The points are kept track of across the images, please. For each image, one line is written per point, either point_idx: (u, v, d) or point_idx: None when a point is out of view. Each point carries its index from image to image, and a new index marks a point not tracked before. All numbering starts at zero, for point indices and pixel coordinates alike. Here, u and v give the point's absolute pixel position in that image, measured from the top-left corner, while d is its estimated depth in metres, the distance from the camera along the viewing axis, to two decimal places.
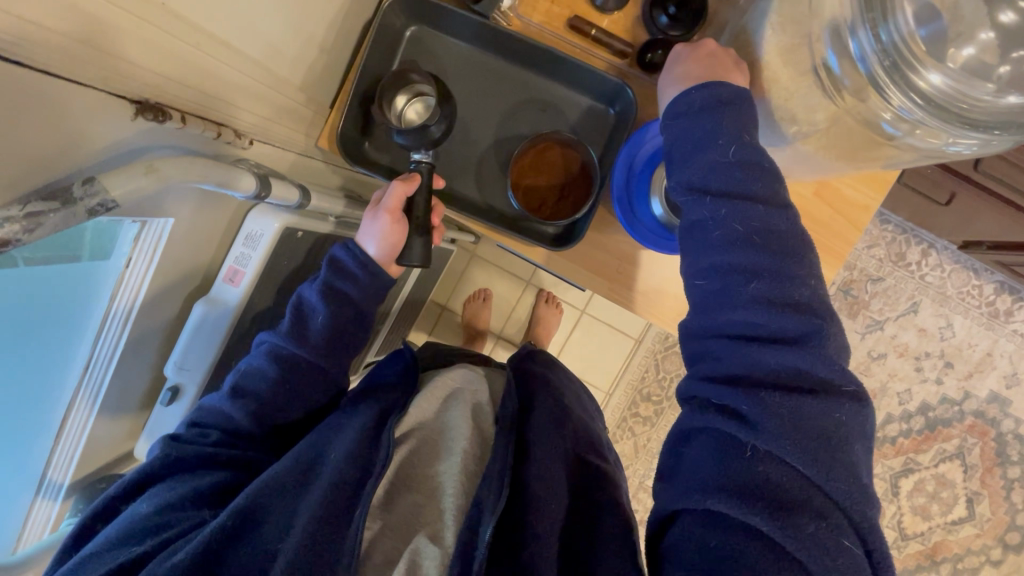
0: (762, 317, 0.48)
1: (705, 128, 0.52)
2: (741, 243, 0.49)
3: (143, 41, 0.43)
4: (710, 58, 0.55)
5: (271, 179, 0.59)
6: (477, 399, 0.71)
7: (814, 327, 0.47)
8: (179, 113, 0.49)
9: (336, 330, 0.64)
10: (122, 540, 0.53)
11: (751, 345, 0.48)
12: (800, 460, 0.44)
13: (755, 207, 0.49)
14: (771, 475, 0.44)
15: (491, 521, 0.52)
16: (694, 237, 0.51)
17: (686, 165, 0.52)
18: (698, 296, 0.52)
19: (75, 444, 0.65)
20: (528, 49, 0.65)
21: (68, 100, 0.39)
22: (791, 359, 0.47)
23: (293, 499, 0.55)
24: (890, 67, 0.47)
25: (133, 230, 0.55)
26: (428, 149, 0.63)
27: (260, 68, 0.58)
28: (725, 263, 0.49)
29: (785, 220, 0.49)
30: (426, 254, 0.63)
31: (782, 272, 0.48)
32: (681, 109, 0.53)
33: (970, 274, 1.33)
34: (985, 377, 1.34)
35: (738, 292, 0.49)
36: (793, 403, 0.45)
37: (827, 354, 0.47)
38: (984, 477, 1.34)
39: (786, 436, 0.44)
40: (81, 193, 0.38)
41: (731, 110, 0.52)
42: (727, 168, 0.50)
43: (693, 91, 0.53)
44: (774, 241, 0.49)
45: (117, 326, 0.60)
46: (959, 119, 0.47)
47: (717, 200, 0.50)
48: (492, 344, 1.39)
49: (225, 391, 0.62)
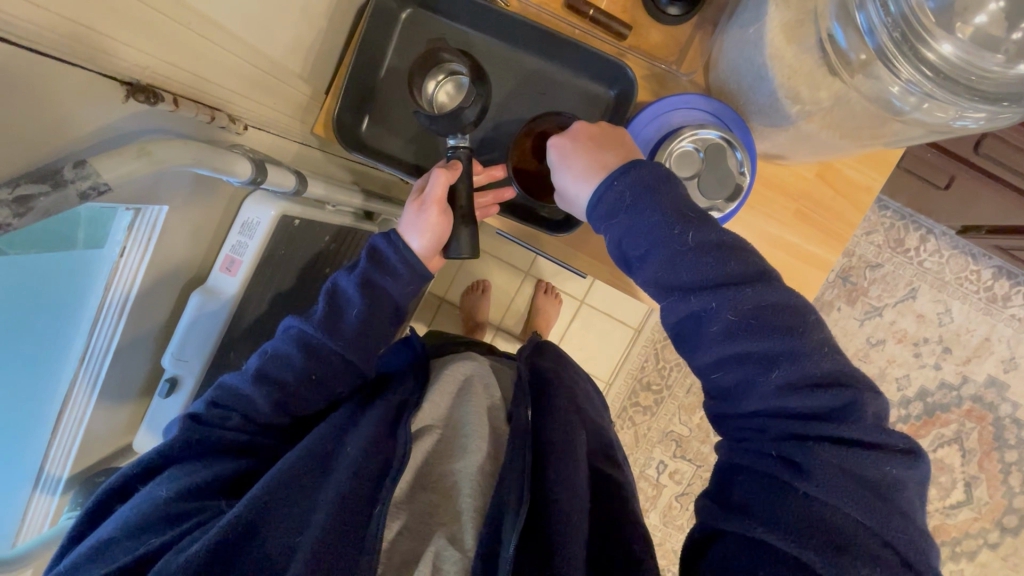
0: (784, 400, 0.47)
1: (647, 220, 0.51)
2: (737, 332, 0.49)
3: (135, 20, 0.42)
4: (598, 142, 0.58)
5: (267, 165, 0.58)
6: (492, 398, 0.71)
7: (845, 399, 0.47)
8: (171, 96, 0.47)
9: (369, 324, 0.63)
10: (140, 529, 0.51)
11: (776, 420, 0.48)
12: (851, 506, 0.44)
13: (740, 291, 0.49)
14: (825, 514, 0.44)
15: (513, 537, 0.50)
16: (692, 329, 0.52)
17: (649, 264, 0.52)
18: (715, 383, 0.52)
19: (73, 436, 0.64)
20: (525, 30, 0.64)
21: (54, 81, 0.38)
22: (826, 432, 0.46)
23: (310, 495, 0.54)
24: (898, 39, 0.46)
25: (127, 218, 0.54)
26: (463, 133, 0.62)
27: (254, 51, 0.57)
28: (732, 354, 0.49)
29: (775, 292, 0.49)
30: (474, 244, 0.62)
31: (797, 351, 0.48)
32: (610, 206, 0.53)
33: (968, 259, 1.33)
34: (983, 362, 1.34)
35: (760, 380, 0.48)
36: (836, 453, 0.45)
37: (868, 422, 0.46)
38: (982, 461, 1.34)
39: (835, 485, 0.44)
40: (72, 175, 0.37)
41: (659, 191, 0.52)
42: (691, 257, 0.50)
43: (615, 183, 0.53)
44: (772, 319, 0.49)
45: (112, 317, 0.59)
46: (969, 90, 0.46)
47: (702, 295, 0.50)
48: (492, 335, 1.37)
49: (248, 373, 0.61)
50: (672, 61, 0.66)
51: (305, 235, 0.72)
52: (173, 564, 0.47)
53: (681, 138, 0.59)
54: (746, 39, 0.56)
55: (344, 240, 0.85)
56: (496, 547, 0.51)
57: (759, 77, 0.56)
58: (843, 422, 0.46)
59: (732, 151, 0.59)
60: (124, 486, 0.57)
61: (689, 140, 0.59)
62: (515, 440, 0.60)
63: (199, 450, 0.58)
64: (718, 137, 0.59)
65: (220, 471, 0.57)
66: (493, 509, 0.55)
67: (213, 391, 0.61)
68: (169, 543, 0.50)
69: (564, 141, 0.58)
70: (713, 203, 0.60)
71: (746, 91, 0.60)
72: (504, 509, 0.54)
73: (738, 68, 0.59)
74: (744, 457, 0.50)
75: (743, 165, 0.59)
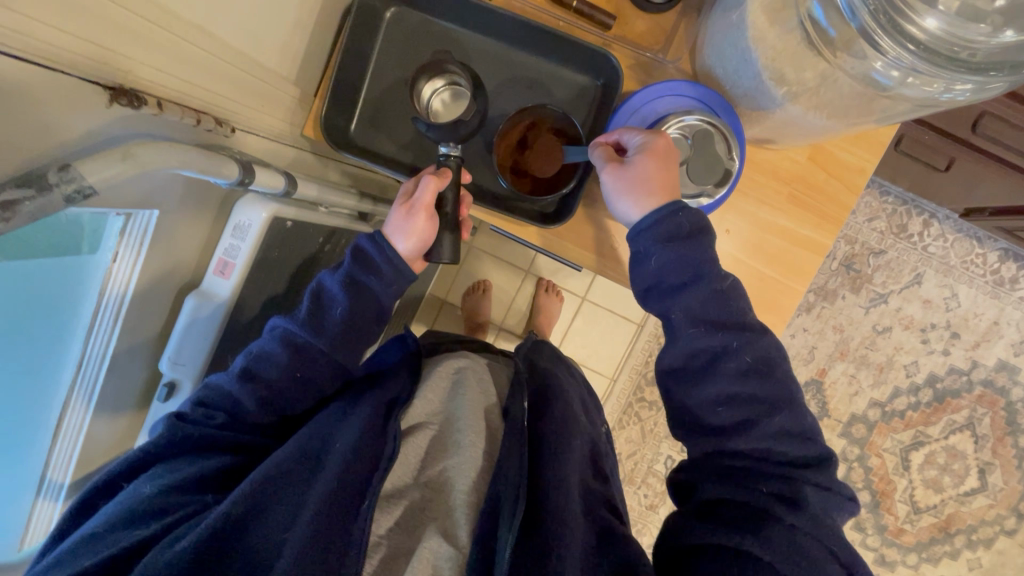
0: (777, 443, 0.55)
1: (693, 258, 0.56)
2: (748, 374, 0.56)
3: (115, 25, 0.43)
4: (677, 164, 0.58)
5: (255, 166, 0.58)
6: (484, 390, 0.70)
7: (817, 451, 0.55)
8: (155, 99, 0.47)
9: (354, 322, 0.63)
10: (124, 524, 0.52)
11: (764, 461, 0.54)
12: (825, 540, 0.49)
13: (756, 337, 0.57)
14: (804, 542, 0.49)
15: (508, 541, 0.50)
16: (704, 365, 0.57)
17: (688, 293, 0.57)
18: (710, 420, 0.57)
19: (74, 442, 0.65)
20: (510, 24, 0.64)
21: (37, 87, 0.38)
22: (807, 475, 0.53)
23: (300, 490, 0.54)
24: (879, 13, 0.45)
25: (119, 223, 0.54)
26: (456, 142, 0.62)
27: (239, 55, 0.57)
28: (736, 393, 0.56)
29: (777, 348, 0.58)
30: (455, 251, 0.65)
31: (790, 403, 0.56)
32: (670, 232, 0.57)
33: (973, 243, 1.31)
34: (993, 346, 1.33)
35: (763, 420, 0.55)
36: (815, 491, 0.52)
37: (832, 474, 0.55)
38: (996, 447, 1.32)
39: (813, 519, 0.50)
40: (56, 179, 0.37)
41: (703, 235, 0.57)
42: (722, 300, 0.57)
43: (678, 215, 0.57)
44: (773, 370, 0.57)
45: (108, 323, 0.60)
46: (952, 62, 0.45)
47: (724, 334, 0.56)
48: (494, 335, 1.37)
49: (234, 373, 0.61)
50: (658, 49, 0.65)
51: (297, 236, 0.72)
52: (163, 560, 0.47)
53: (668, 125, 0.60)
54: (729, 24, 0.57)
55: (337, 241, 0.84)
56: (493, 543, 0.52)
57: (743, 59, 0.56)
58: (820, 470, 0.54)
59: (720, 136, 0.59)
60: (109, 484, 0.58)
61: (676, 126, 0.60)
62: (512, 434, 0.60)
63: (184, 445, 0.59)
64: (703, 122, 0.60)
65: (205, 468, 0.57)
66: (487, 502, 0.55)
67: (198, 391, 0.62)
68: (156, 537, 0.51)
69: (665, 138, 0.58)
70: (703, 188, 0.61)
71: (731, 76, 0.60)
72: (499, 503, 0.55)
73: (723, 52, 0.59)
74: (727, 488, 0.53)
75: (732, 151, 0.59)
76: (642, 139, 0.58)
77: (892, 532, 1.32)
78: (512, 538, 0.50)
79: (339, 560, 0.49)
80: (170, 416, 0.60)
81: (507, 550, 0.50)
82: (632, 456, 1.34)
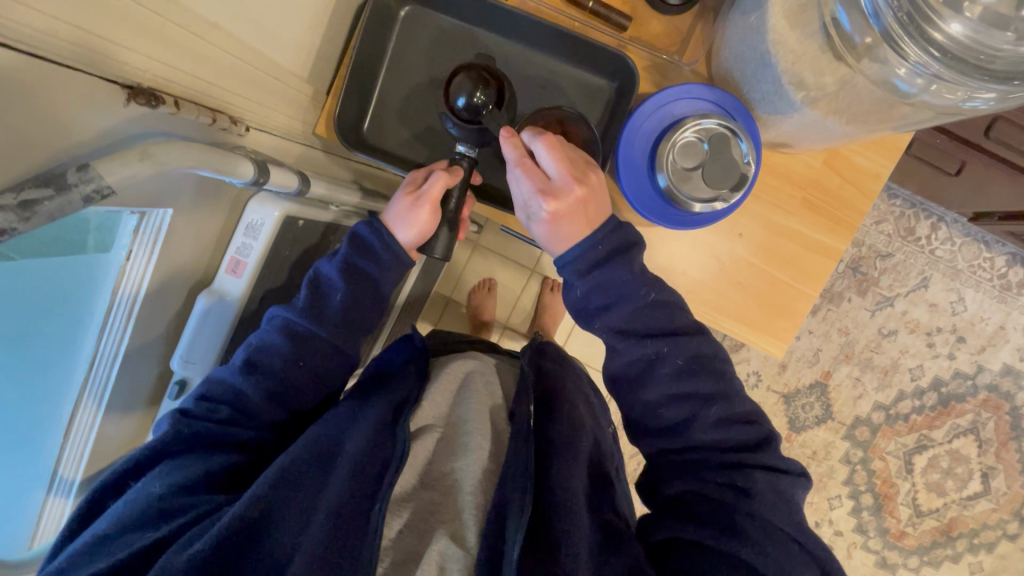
0: (721, 433, 0.56)
1: (618, 282, 0.57)
2: (683, 374, 0.57)
3: (133, 26, 0.43)
4: (580, 210, 0.57)
5: (269, 166, 0.58)
6: (491, 392, 0.70)
7: (760, 434, 0.58)
8: (172, 98, 0.47)
9: (353, 310, 0.64)
10: (135, 525, 0.51)
11: (713, 452, 0.56)
12: (780, 521, 0.52)
13: (685, 340, 0.58)
14: (760, 524, 0.51)
15: (519, 536, 0.50)
16: (641, 375, 0.58)
17: (610, 310, 0.58)
18: (656, 421, 0.59)
19: (86, 437, 0.65)
20: (525, 26, 0.64)
21: (55, 87, 0.38)
22: (754, 459, 0.55)
23: (313, 491, 0.54)
24: (904, 19, 0.45)
25: (132, 222, 0.54)
26: (474, 144, 0.62)
27: (253, 52, 0.57)
28: (675, 392, 0.57)
29: (708, 341, 0.59)
30: (448, 249, 0.65)
31: (727, 391, 0.58)
32: (589, 263, 0.57)
33: (980, 247, 1.31)
34: (999, 351, 1.32)
35: (702, 414, 0.57)
36: (764, 473, 0.55)
37: (778, 453, 0.57)
38: (999, 452, 1.32)
39: (763, 503, 0.53)
40: (76, 179, 0.37)
41: (630, 255, 0.57)
42: (648, 312, 0.57)
43: (596, 246, 0.57)
44: (708, 365, 0.58)
45: (120, 320, 0.60)
46: (978, 70, 0.45)
47: (654, 341, 0.57)
48: (498, 335, 1.37)
49: (236, 365, 0.62)
50: (674, 51, 0.65)
51: (307, 235, 0.72)
52: (177, 562, 0.47)
53: (684, 128, 0.59)
54: (748, 27, 0.56)
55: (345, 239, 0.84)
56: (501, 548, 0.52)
57: (762, 63, 0.56)
58: (763, 451, 0.57)
59: (736, 139, 0.59)
60: (118, 483, 0.57)
61: (692, 130, 0.59)
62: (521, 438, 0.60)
63: (196, 439, 0.58)
64: (720, 125, 0.59)
65: (212, 465, 0.57)
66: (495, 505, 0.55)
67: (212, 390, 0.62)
68: (170, 537, 0.51)
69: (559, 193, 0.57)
70: (718, 193, 0.59)
71: (749, 79, 0.60)
72: (506, 506, 0.54)
73: (742, 55, 0.59)
74: (683, 483, 0.56)
75: (748, 155, 0.59)
76: (538, 202, 0.58)
77: (895, 535, 1.32)
78: (521, 536, 0.51)
79: (353, 561, 0.49)
80: (175, 409, 0.60)
81: (515, 551, 0.50)
82: (635, 457, 1.35)
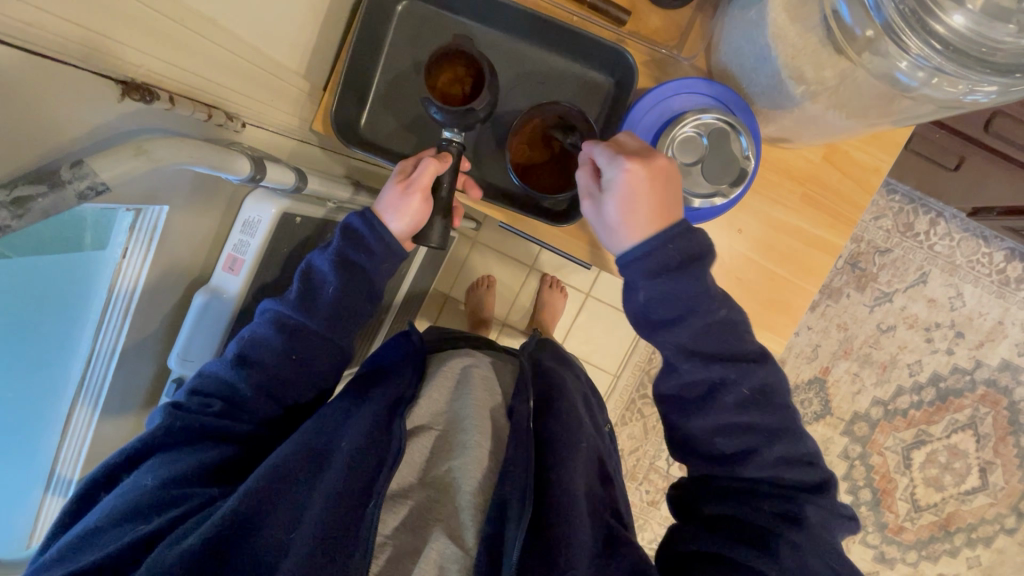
0: (778, 470, 0.54)
1: (687, 292, 0.54)
2: (747, 405, 0.54)
3: (127, 20, 0.42)
4: (660, 191, 0.55)
5: (265, 162, 0.58)
6: (490, 389, 0.70)
7: (819, 478, 0.54)
8: (167, 94, 0.47)
9: (346, 300, 0.63)
10: (127, 517, 0.51)
11: (768, 485, 0.53)
12: (829, 559, 0.49)
13: (751, 368, 0.55)
14: (808, 562, 0.48)
15: (518, 543, 0.50)
16: (703, 401, 0.56)
17: (681, 329, 0.55)
18: (711, 449, 0.56)
19: (82, 439, 0.65)
20: (523, 19, 0.64)
21: (48, 83, 0.37)
22: (809, 498, 0.53)
23: (307, 488, 0.54)
24: (905, 13, 0.45)
25: (128, 219, 0.54)
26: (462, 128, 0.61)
27: (248, 47, 0.56)
28: (737, 423, 0.54)
29: (776, 374, 0.56)
30: (443, 236, 0.65)
31: (790, 428, 0.55)
32: (660, 264, 0.54)
33: (979, 242, 1.31)
34: (997, 346, 1.33)
35: (761, 448, 0.54)
36: (817, 512, 0.52)
37: (835, 499, 0.54)
38: (998, 447, 1.33)
39: (810, 538, 0.50)
40: (69, 176, 0.36)
41: (698, 265, 0.54)
42: (715, 334, 0.55)
43: (668, 245, 0.53)
44: (772, 398, 0.55)
45: (117, 316, 0.60)
46: (979, 63, 0.45)
47: (720, 366, 0.54)
48: (497, 332, 1.37)
49: (229, 359, 0.61)
50: (673, 45, 0.65)
51: (305, 233, 0.72)
52: (169, 557, 0.47)
53: (684, 122, 0.59)
54: (747, 21, 0.56)
55: None
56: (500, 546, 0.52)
57: (762, 57, 0.56)
58: (818, 492, 0.54)
59: (736, 134, 0.59)
60: (110, 475, 0.57)
61: (691, 125, 0.59)
62: (519, 436, 0.60)
63: (191, 436, 0.58)
64: (719, 120, 0.59)
65: (206, 459, 0.57)
66: (495, 504, 0.55)
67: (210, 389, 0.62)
68: (163, 530, 0.50)
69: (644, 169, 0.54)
70: (717, 187, 0.60)
71: (748, 74, 0.59)
72: (505, 504, 0.54)
73: (741, 49, 0.58)
74: (728, 506, 0.54)
75: (748, 149, 0.59)
76: (616, 174, 0.54)
77: (893, 530, 1.33)
78: (521, 537, 0.51)
79: (345, 560, 0.49)
80: (169, 403, 0.59)
81: (516, 552, 0.50)
82: (634, 453, 1.35)
